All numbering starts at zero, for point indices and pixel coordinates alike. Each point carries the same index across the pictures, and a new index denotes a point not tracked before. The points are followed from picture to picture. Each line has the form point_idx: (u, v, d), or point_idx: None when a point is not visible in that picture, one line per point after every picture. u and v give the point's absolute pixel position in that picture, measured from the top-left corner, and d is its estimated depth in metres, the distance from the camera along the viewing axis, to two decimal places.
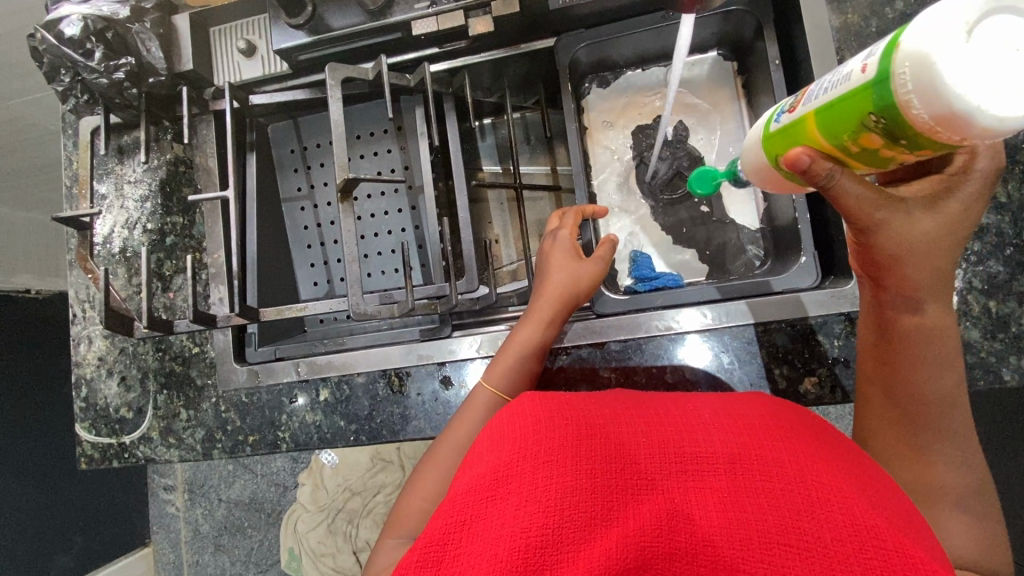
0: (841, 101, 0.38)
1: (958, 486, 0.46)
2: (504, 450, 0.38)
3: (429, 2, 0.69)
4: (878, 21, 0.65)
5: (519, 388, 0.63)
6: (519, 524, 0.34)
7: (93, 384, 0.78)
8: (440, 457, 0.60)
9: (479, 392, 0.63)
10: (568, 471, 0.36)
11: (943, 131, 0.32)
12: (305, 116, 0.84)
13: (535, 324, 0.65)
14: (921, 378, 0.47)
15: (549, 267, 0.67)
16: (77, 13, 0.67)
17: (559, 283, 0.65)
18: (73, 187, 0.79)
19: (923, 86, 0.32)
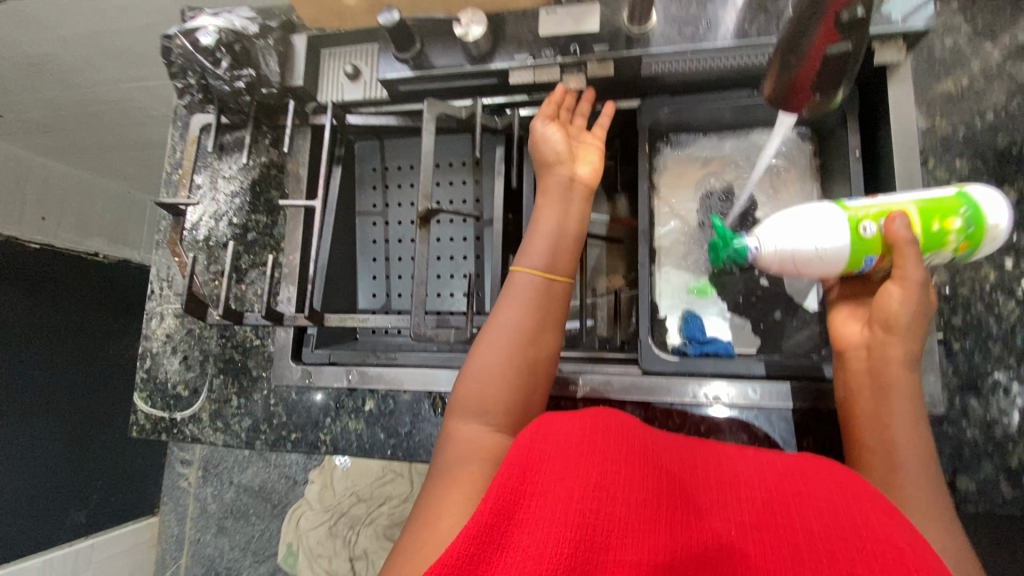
0: (937, 201, 0.57)
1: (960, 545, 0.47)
2: (570, 436, 0.42)
3: (529, 54, 0.72)
4: (966, 130, 0.66)
5: (552, 267, 0.63)
6: (584, 502, 0.37)
7: (157, 358, 0.83)
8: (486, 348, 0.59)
9: (516, 278, 0.63)
10: (632, 471, 0.40)
11: (994, 230, 0.57)
12: (391, 140, 0.90)
13: (543, 235, 0.64)
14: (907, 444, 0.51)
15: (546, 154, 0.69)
16: (213, 25, 0.74)
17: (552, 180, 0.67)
18: (174, 175, 0.86)
19: (998, 214, 0.57)
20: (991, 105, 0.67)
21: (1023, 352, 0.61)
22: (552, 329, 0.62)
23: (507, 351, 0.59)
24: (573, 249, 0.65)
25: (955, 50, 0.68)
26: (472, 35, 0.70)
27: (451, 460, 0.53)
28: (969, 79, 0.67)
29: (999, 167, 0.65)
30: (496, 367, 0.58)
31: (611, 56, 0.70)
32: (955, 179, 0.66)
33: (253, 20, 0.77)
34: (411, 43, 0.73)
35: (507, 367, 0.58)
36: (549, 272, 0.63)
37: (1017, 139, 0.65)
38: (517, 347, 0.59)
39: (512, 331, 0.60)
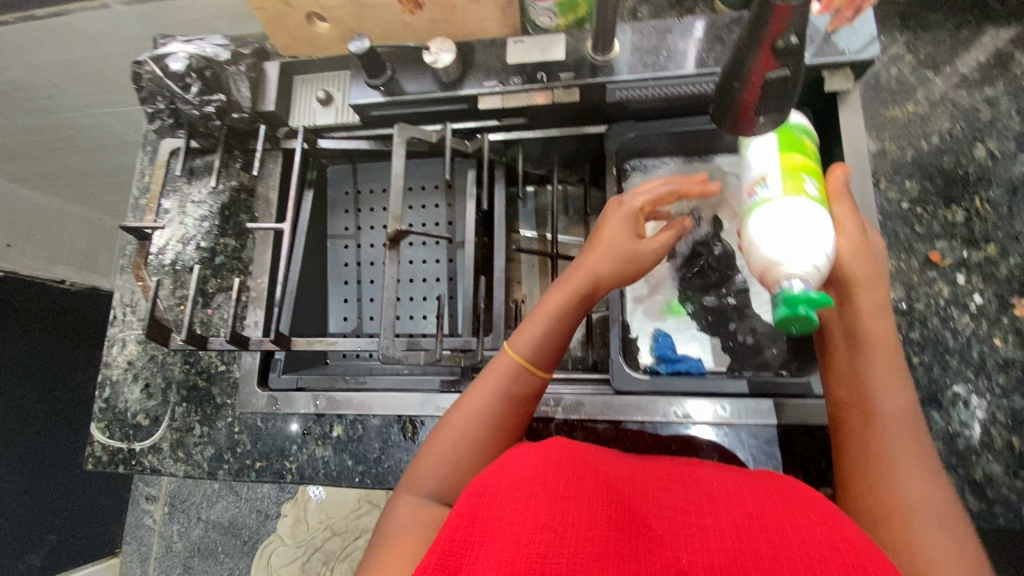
0: (782, 141, 0.56)
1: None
2: (519, 481, 0.41)
3: (497, 81, 0.74)
4: (914, 152, 0.69)
5: (549, 360, 0.61)
6: (533, 546, 0.35)
7: (117, 387, 0.80)
8: (456, 423, 0.59)
9: (504, 359, 0.61)
10: (583, 508, 0.39)
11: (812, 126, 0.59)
12: (364, 164, 0.90)
13: (545, 322, 0.61)
14: (892, 475, 0.48)
15: (604, 242, 0.62)
16: (184, 52, 0.75)
17: (601, 271, 0.61)
18: (142, 200, 0.85)
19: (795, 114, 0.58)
20: (937, 129, 0.70)
21: (979, 365, 0.63)
22: (525, 410, 0.61)
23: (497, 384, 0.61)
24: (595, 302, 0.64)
25: (899, 78, 0.72)
26: (441, 62, 0.72)
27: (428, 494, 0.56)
28: (914, 105, 0.71)
29: (947, 187, 0.68)
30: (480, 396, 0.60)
31: (576, 83, 0.72)
32: (906, 199, 0.68)
33: (224, 46, 0.78)
34: (382, 69, 0.75)
35: (483, 433, 0.58)
36: (535, 361, 0.61)
37: (962, 160, 0.68)
38: (492, 427, 0.59)
39: (489, 415, 0.59)
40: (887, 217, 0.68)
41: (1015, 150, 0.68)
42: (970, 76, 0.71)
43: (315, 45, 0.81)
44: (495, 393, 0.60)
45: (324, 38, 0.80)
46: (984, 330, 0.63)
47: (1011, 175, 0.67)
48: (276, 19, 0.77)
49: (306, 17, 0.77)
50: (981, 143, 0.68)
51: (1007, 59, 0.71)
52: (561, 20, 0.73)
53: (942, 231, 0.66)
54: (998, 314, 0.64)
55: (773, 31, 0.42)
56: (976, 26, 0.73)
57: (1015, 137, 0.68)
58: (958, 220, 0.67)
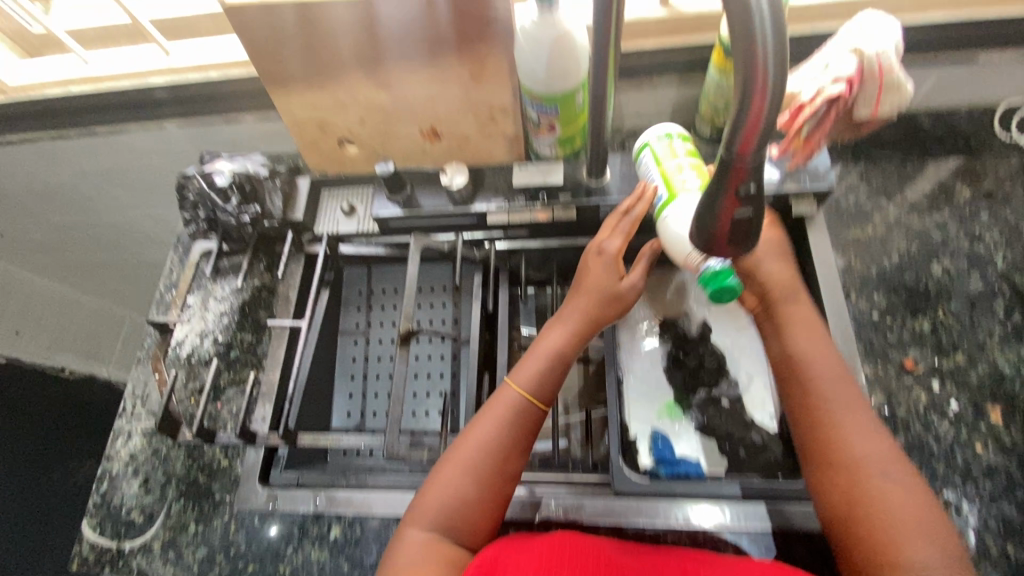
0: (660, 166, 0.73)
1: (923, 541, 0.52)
2: (527, 566, 0.54)
3: (503, 199, 0.84)
4: (878, 269, 0.77)
5: (546, 392, 0.68)
6: None
7: (115, 481, 0.80)
8: (459, 455, 0.64)
9: (506, 391, 0.68)
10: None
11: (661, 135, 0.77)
12: (379, 266, 0.98)
13: (540, 359, 0.69)
14: (847, 440, 0.58)
15: (589, 285, 0.74)
16: (228, 169, 0.85)
17: (587, 309, 0.73)
18: (168, 296, 0.91)
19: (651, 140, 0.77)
20: (896, 249, 0.78)
21: (964, 469, 0.65)
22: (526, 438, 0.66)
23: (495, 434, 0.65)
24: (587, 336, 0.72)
25: (856, 204, 0.82)
26: (455, 183, 0.83)
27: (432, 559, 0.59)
28: (873, 227, 0.80)
29: (912, 299, 0.75)
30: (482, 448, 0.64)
31: (574, 203, 0.82)
32: (876, 310, 0.75)
33: (263, 164, 0.89)
34: (402, 188, 0.85)
35: (486, 455, 0.64)
36: (535, 395, 0.67)
37: (921, 276, 0.76)
38: (495, 456, 0.64)
39: (488, 445, 0.64)
40: (860, 326, 0.74)
41: (967, 267, 0.76)
42: (918, 203, 0.81)
43: (344, 164, 0.92)
44: (494, 421, 0.65)
45: (352, 160, 0.91)
46: (964, 436, 0.67)
47: (967, 289, 0.74)
48: (313, 143, 0.89)
49: (338, 142, 0.88)
50: (936, 261, 0.76)
51: (949, 189, 0.82)
52: (560, 150, 0.83)
53: (912, 340, 0.72)
54: (975, 419, 0.68)
55: (735, 182, 0.42)
56: (919, 161, 0.84)
57: (965, 256, 0.77)
58: (926, 330, 0.73)
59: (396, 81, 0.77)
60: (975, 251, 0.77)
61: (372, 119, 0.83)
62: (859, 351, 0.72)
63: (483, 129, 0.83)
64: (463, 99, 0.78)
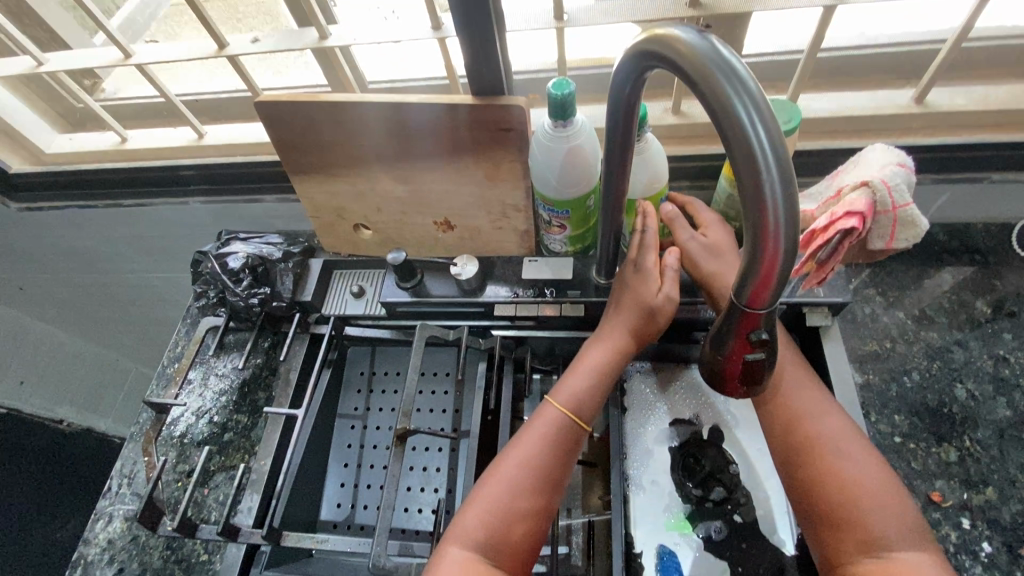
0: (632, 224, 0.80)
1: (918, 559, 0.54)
2: None
3: (511, 291, 0.84)
4: (898, 387, 0.74)
5: (591, 409, 0.68)
6: None
7: (87, 570, 0.76)
8: (501, 472, 0.63)
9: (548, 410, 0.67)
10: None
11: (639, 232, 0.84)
12: (383, 348, 0.96)
13: (582, 377, 0.69)
14: (854, 479, 0.58)
15: (628, 301, 0.71)
16: (244, 251, 0.88)
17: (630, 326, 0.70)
18: (169, 370, 0.90)
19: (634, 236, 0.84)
20: (916, 366, 0.75)
21: None
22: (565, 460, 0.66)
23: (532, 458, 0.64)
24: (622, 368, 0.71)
25: (872, 316, 0.80)
26: (464, 275, 0.83)
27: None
28: (890, 341, 0.78)
29: (936, 423, 0.71)
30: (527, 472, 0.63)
31: (582, 300, 0.81)
32: (898, 433, 0.71)
33: (278, 247, 0.91)
34: (412, 275, 0.85)
35: (530, 475, 0.63)
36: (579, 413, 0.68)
37: (944, 398, 0.72)
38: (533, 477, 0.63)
39: (531, 464, 0.64)
40: (881, 450, 0.69)
41: (993, 391, 0.73)
42: (937, 318, 0.79)
43: (358, 246, 0.93)
44: (538, 439, 0.65)
45: (366, 243, 0.92)
46: None
47: (994, 416, 0.71)
48: (329, 226, 0.90)
49: (354, 226, 0.90)
50: (959, 383, 0.73)
51: (969, 305, 0.80)
52: (570, 247, 0.84)
53: (939, 470, 0.68)
54: (1012, 567, 0.62)
55: (745, 327, 0.42)
56: (936, 274, 0.83)
57: (990, 379, 0.73)
58: (952, 459, 0.68)
59: (413, 177, 0.79)
60: (999, 374, 0.74)
61: (388, 208, 0.85)
62: None
63: (496, 223, 0.84)
64: (477, 196, 0.80)
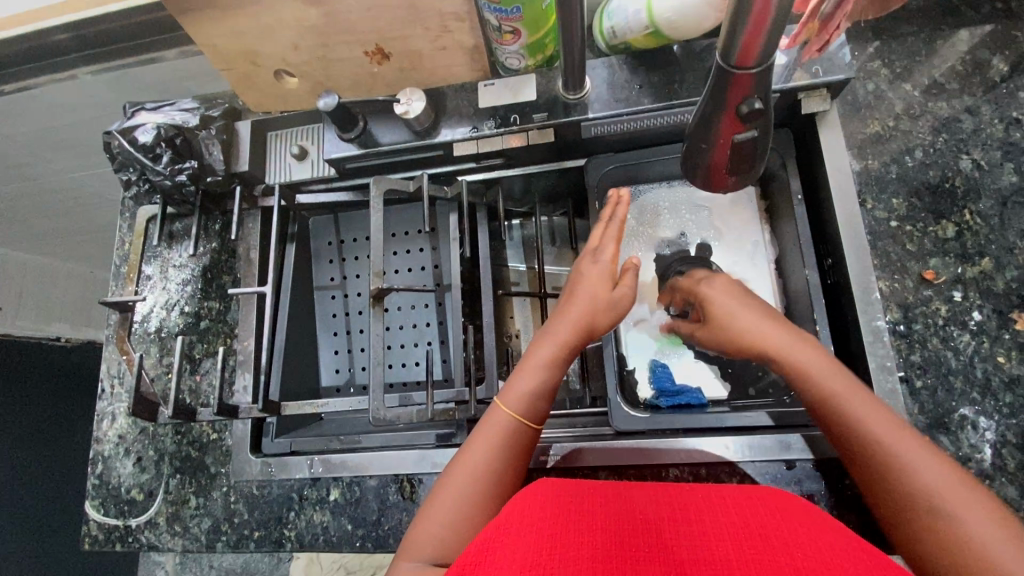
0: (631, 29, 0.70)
1: (998, 516, 0.43)
2: (540, 500, 0.44)
3: (470, 126, 0.73)
4: (899, 169, 0.68)
5: (537, 413, 0.59)
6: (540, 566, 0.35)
7: (109, 462, 0.79)
8: (452, 478, 0.56)
9: (496, 414, 0.59)
10: (581, 538, 0.39)
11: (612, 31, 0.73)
12: (346, 213, 0.89)
13: (527, 378, 0.60)
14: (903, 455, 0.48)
15: (581, 293, 0.62)
16: (153, 122, 0.74)
17: (582, 320, 0.61)
18: (122, 268, 0.84)
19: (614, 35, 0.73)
20: (921, 143, 0.68)
21: (984, 384, 0.61)
22: (519, 465, 0.58)
23: (491, 454, 0.57)
24: (587, 323, 0.61)
25: (876, 94, 0.71)
26: (412, 112, 0.71)
27: None
28: (894, 120, 0.70)
29: (936, 201, 0.67)
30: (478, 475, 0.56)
31: (550, 124, 0.71)
32: (895, 217, 0.67)
33: (193, 111, 0.77)
34: (354, 123, 0.74)
35: (483, 480, 0.56)
36: (524, 413, 0.59)
37: (947, 173, 0.67)
38: (492, 474, 0.56)
39: (479, 472, 0.56)
40: (876, 238, 0.66)
41: (1000, 158, 0.67)
42: (948, 85, 0.70)
43: (286, 99, 0.80)
44: (487, 447, 0.57)
45: (295, 93, 0.79)
46: (985, 349, 0.62)
47: (1000, 184, 0.66)
48: (244, 78, 0.76)
49: (273, 73, 0.76)
50: (965, 155, 0.67)
51: (985, 64, 0.70)
52: (530, 61, 0.72)
53: (934, 249, 0.65)
54: (998, 330, 0.62)
55: (735, 96, 0.36)
56: (951, 33, 0.72)
57: (1000, 145, 0.67)
58: (949, 235, 0.65)
59: None
60: (1010, 138, 0.67)
61: (305, 42, 0.70)
62: (873, 266, 0.65)
63: (436, 43, 0.70)
64: (406, 8, 0.65)
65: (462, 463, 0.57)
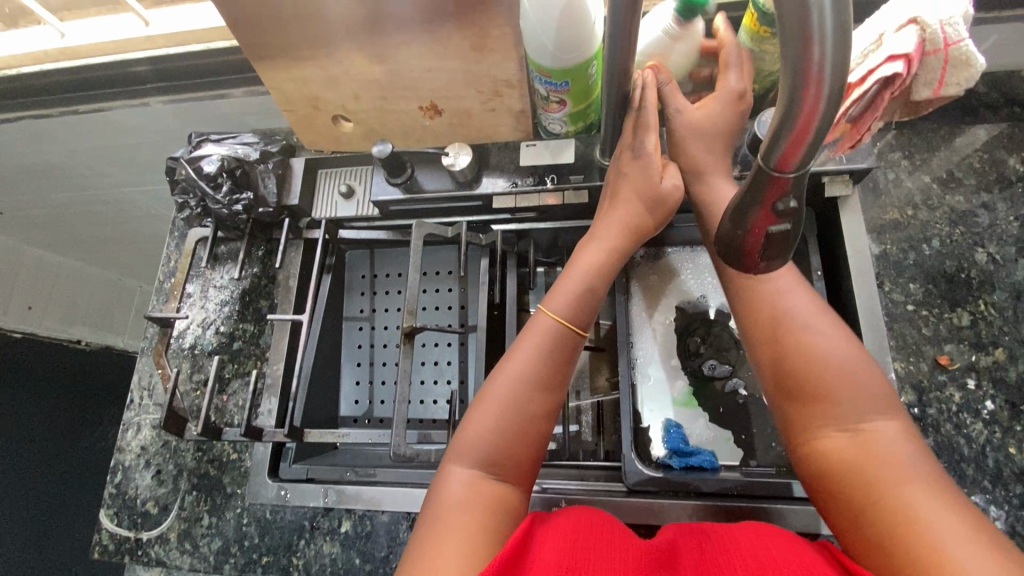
0: None
1: (926, 472, 0.44)
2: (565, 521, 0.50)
3: (509, 180, 0.78)
4: (916, 256, 0.71)
5: (584, 312, 0.62)
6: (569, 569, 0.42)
7: (128, 472, 0.81)
8: (495, 387, 0.58)
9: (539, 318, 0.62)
10: (602, 557, 0.45)
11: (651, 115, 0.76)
12: (381, 249, 0.93)
13: (575, 282, 0.64)
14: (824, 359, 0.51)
15: (627, 192, 0.68)
16: (217, 154, 0.80)
17: (631, 221, 0.67)
18: (166, 284, 0.88)
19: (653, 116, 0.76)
20: (937, 233, 0.72)
21: (996, 474, 0.62)
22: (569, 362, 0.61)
23: (540, 352, 0.59)
24: (650, 222, 0.68)
25: (896, 182, 0.75)
26: (458, 164, 0.76)
27: (435, 512, 0.51)
28: (912, 208, 0.73)
29: (952, 290, 0.69)
30: (525, 373, 0.58)
31: (585, 185, 0.76)
32: (911, 301, 0.69)
33: (255, 146, 0.84)
34: (402, 169, 0.79)
35: (535, 373, 0.58)
36: (574, 317, 0.62)
37: (963, 264, 0.70)
38: (539, 377, 0.58)
39: (525, 375, 0.58)
40: (893, 319, 0.69)
41: (1015, 254, 0.70)
42: (965, 180, 0.74)
43: (340, 141, 0.86)
44: (529, 348, 0.60)
45: (349, 137, 0.85)
46: (998, 438, 0.63)
47: (1013, 278, 0.69)
48: (304, 120, 0.82)
49: (332, 118, 0.82)
50: (981, 248, 0.70)
51: (1000, 164, 0.74)
52: (571, 127, 0.76)
53: (949, 335, 0.67)
54: (1011, 421, 0.64)
55: (773, 196, 0.38)
56: (969, 132, 0.76)
57: (1013, 241, 0.70)
58: (964, 323, 0.68)
59: (391, 55, 0.69)
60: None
61: (366, 94, 0.76)
62: (890, 347, 0.68)
63: (487, 104, 0.75)
64: (464, 73, 0.71)
65: (499, 376, 0.59)
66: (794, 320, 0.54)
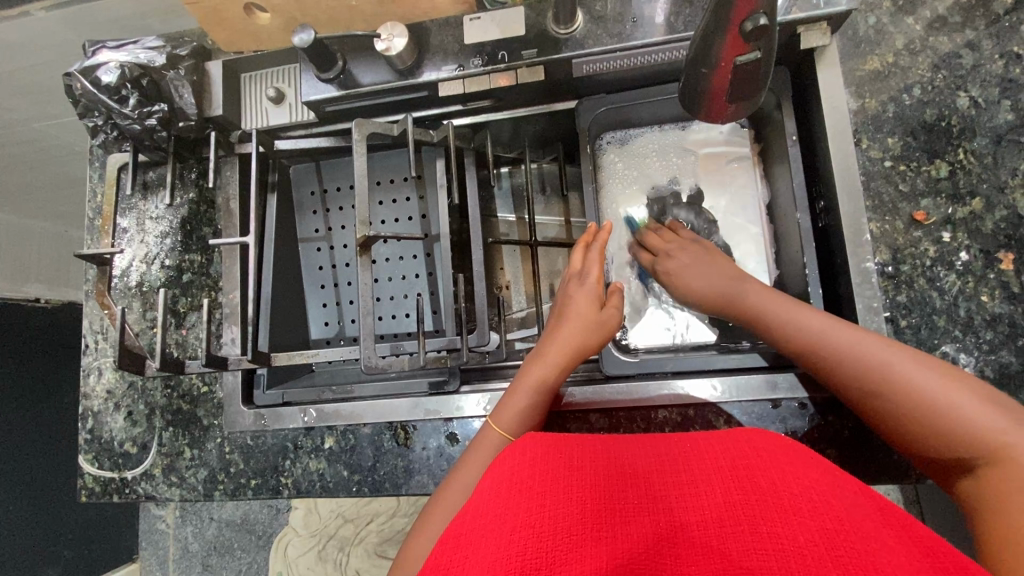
0: None
1: (967, 394, 0.50)
2: (508, 468, 0.42)
3: (455, 64, 0.69)
4: (895, 108, 0.67)
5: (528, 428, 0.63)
6: (518, 543, 0.34)
7: (99, 417, 0.79)
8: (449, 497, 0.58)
9: (491, 435, 0.63)
10: (560, 499, 0.37)
11: None
12: (328, 160, 0.86)
13: (525, 393, 0.65)
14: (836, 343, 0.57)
15: (572, 316, 0.68)
16: (115, 61, 0.70)
17: (574, 342, 0.67)
18: (96, 220, 0.81)
19: None
20: (918, 80, 0.67)
21: (967, 323, 0.62)
22: None
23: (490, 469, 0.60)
24: (598, 342, 0.67)
25: (876, 28, 0.68)
26: (394, 49, 0.67)
27: None
28: (892, 55, 0.68)
29: (932, 141, 0.66)
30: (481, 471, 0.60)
31: (541, 61, 0.67)
32: (889, 157, 0.66)
33: (161, 49, 0.72)
34: (332, 61, 0.69)
35: None
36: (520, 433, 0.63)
37: (944, 112, 0.65)
38: None
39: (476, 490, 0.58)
40: (870, 178, 0.66)
41: (998, 96, 0.66)
42: (951, 18, 0.68)
43: (258, 37, 0.76)
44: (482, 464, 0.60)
45: (268, 30, 0.75)
46: (970, 288, 0.62)
47: (996, 122, 0.65)
48: (211, 12, 0.71)
49: (244, 8, 0.71)
50: (963, 92, 0.65)
51: None
52: None
53: (926, 189, 0.65)
54: (984, 270, 0.63)
55: (741, 11, 0.44)
56: None
57: (998, 82, 0.65)
58: (942, 175, 0.65)
59: None
60: (1009, 73, 0.65)
61: None
62: (865, 207, 0.65)
63: None
64: None
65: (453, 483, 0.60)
66: (802, 336, 0.59)
